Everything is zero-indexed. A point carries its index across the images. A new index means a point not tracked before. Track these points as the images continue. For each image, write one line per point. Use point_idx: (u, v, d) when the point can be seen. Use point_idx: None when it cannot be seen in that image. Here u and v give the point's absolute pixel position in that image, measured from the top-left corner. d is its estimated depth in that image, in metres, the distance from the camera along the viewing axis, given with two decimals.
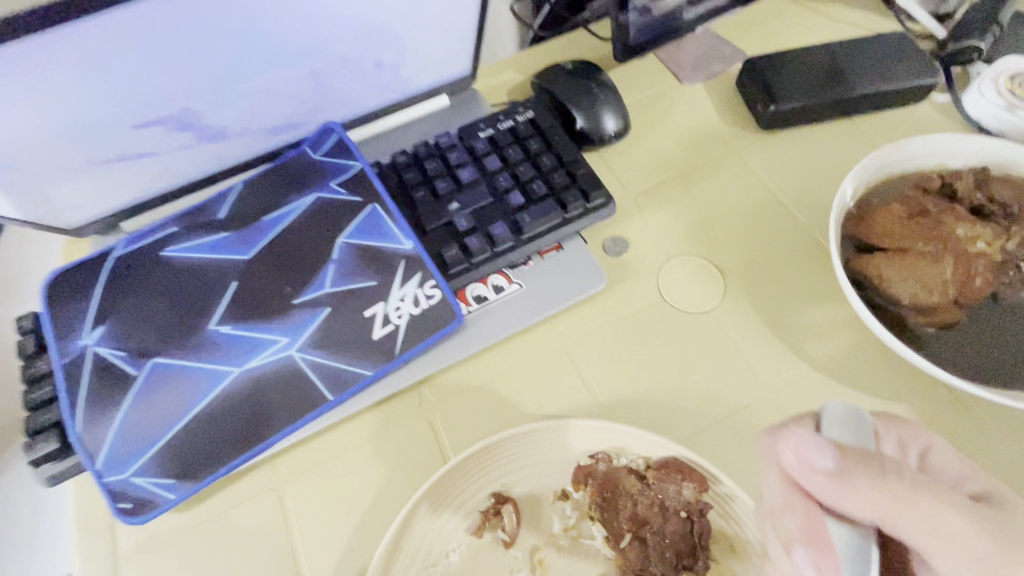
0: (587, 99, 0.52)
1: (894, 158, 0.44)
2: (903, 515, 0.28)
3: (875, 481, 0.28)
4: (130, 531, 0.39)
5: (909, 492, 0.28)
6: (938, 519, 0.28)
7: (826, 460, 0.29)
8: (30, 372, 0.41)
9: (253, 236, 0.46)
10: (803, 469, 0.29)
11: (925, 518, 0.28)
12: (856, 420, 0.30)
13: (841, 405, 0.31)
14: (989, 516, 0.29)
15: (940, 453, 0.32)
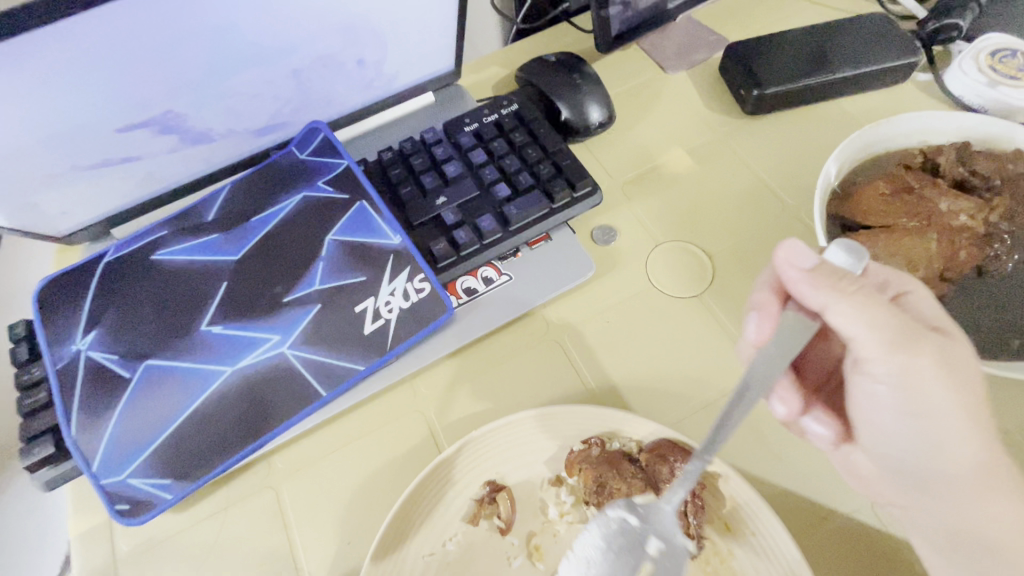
0: (571, 90, 0.52)
1: (876, 137, 0.44)
2: (861, 315, 0.31)
3: (843, 284, 0.31)
4: (129, 534, 0.39)
5: (874, 300, 0.31)
6: (882, 325, 0.31)
7: (808, 260, 0.32)
8: (23, 379, 0.41)
9: (242, 237, 0.46)
10: (785, 263, 0.33)
11: (876, 319, 0.31)
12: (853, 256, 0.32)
13: (852, 244, 0.33)
14: (928, 340, 0.31)
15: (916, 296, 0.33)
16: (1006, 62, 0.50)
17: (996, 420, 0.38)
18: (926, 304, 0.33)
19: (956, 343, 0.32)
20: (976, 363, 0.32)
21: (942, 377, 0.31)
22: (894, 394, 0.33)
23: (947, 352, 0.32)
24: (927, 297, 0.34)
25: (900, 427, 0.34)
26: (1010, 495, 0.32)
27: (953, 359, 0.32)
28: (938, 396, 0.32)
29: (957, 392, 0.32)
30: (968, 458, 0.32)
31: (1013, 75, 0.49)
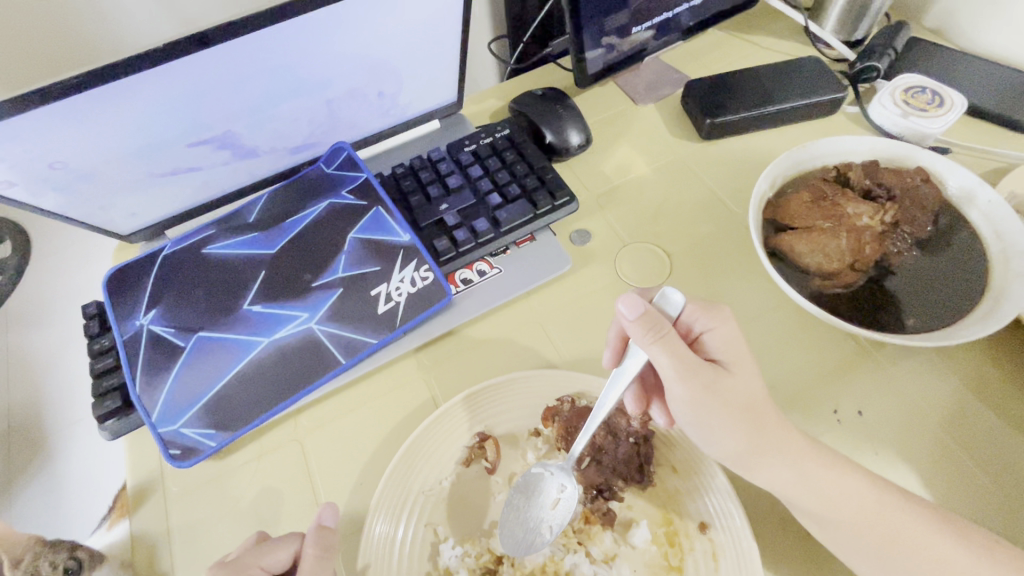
0: (555, 119, 0.62)
1: (804, 157, 0.54)
2: (663, 352, 0.38)
3: (650, 333, 0.38)
4: (179, 476, 0.47)
5: (670, 344, 0.38)
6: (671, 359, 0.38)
7: (633, 311, 0.38)
8: (96, 347, 0.50)
9: (277, 235, 0.55)
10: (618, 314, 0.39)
11: (674, 354, 0.38)
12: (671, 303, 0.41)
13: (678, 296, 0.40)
14: (707, 372, 0.38)
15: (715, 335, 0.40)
16: (916, 97, 0.59)
17: (898, 385, 0.47)
18: (713, 342, 0.40)
19: (734, 373, 0.39)
20: (748, 387, 0.39)
21: (714, 401, 0.38)
22: (681, 407, 0.40)
23: (716, 383, 0.38)
24: (723, 336, 0.40)
25: (687, 430, 0.41)
26: (779, 466, 0.38)
27: (719, 387, 0.38)
28: (710, 411, 0.38)
29: (725, 412, 0.38)
30: (726, 451, 0.39)
31: (922, 108, 0.59)
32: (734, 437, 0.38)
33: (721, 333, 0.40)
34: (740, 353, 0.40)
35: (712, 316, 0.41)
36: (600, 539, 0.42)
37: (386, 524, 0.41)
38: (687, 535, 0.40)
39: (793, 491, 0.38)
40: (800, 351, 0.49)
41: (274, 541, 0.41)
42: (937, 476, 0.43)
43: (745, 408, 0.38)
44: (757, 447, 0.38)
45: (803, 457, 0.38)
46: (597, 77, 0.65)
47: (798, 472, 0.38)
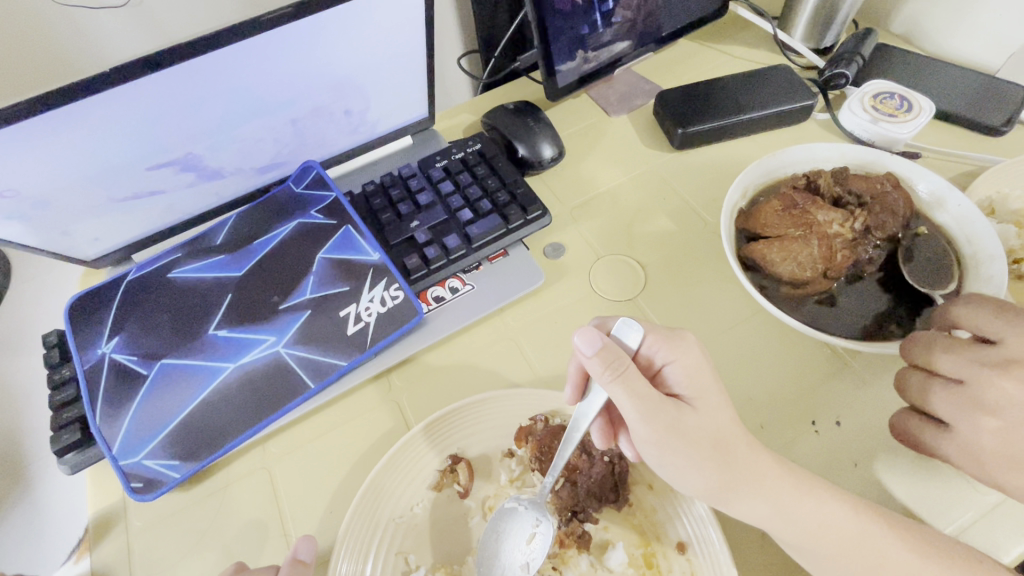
0: (526, 132, 0.62)
1: (774, 165, 0.54)
2: (624, 391, 0.37)
3: (609, 372, 0.37)
4: (142, 509, 0.45)
5: (631, 382, 0.37)
6: (631, 398, 0.37)
7: (590, 348, 0.37)
8: (57, 378, 0.49)
9: (244, 257, 0.54)
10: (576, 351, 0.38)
11: (634, 393, 0.37)
12: (628, 332, 0.40)
13: (635, 327, 0.40)
14: (669, 410, 0.37)
15: (675, 368, 0.39)
16: (885, 103, 0.59)
17: (874, 394, 0.46)
18: (676, 375, 0.39)
19: (697, 408, 0.38)
20: (713, 422, 0.38)
21: (680, 440, 0.37)
22: (645, 447, 0.38)
23: (679, 421, 0.37)
24: (685, 368, 0.39)
25: (654, 468, 0.39)
26: (754, 499, 0.37)
27: (683, 425, 0.37)
28: (676, 450, 0.37)
29: (691, 450, 0.37)
30: (697, 487, 0.38)
31: (891, 113, 0.59)
32: (701, 473, 0.37)
33: (684, 365, 0.39)
34: (704, 384, 0.39)
35: (673, 348, 0.40)
36: (576, 563, 0.40)
37: (354, 552, 0.39)
38: (664, 554, 0.39)
39: (769, 517, 0.37)
40: (779, 359, 0.48)
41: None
42: (917, 486, 0.42)
43: (713, 443, 0.37)
44: (729, 483, 0.37)
45: (777, 483, 0.37)
46: (573, 89, 0.65)
47: (772, 494, 0.37)
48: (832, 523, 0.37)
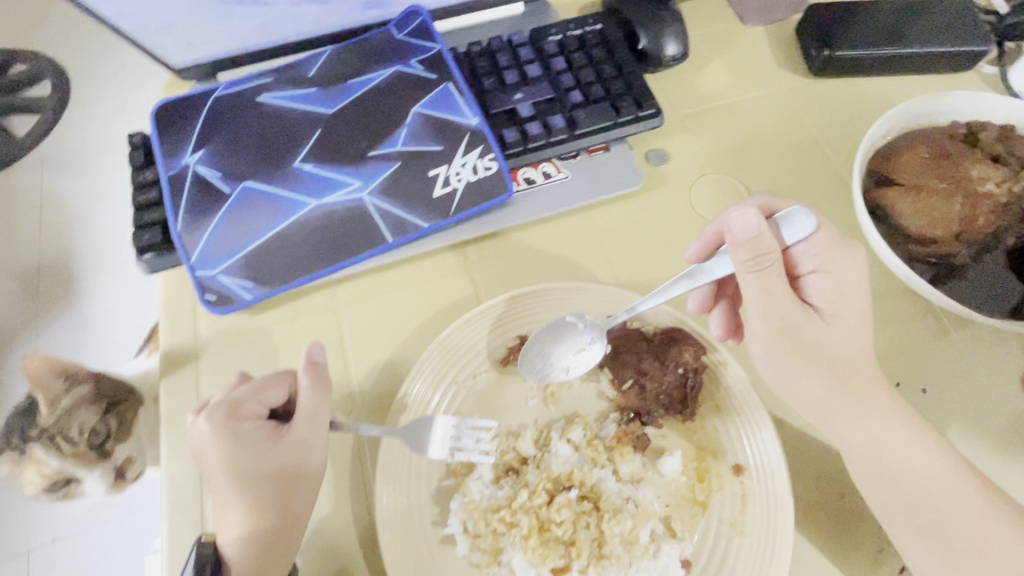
0: (653, 22, 0.55)
1: (927, 109, 0.48)
2: (759, 286, 0.36)
3: (752, 263, 0.36)
4: (211, 321, 0.46)
5: (768, 283, 0.36)
6: (770, 291, 0.36)
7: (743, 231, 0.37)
8: (139, 179, 0.48)
9: (338, 95, 0.51)
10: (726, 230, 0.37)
11: (771, 290, 0.36)
12: (797, 227, 0.39)
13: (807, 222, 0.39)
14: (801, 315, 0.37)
15: (823, 277, 0.39)
16: None
17: (969, 369, 0.43)
18: (821, 284, 0.39)
19: (829, 323, 0.37)
20: (838, 341, 0.37)
21: (795, 346, 0.37)
22: (754, 343, 0.39)
23: (803, 329, 0.37)
24: (834, 283, 0.38)
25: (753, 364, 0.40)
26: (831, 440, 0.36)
27: (806, 332, 0.37)
28: (787, 356, 0.37)
29: (803, 360, 0.37)
30: (798, 400, 0.38)
31: None
32: (812, 385, 0.37)
33: (832, 280, 0.38)
34: (845, 304, 0.38)
35: (831, 259, 0.39)
36: (631, 460, 0.40)
37: (416, 403, 0.41)
38: (719, 474, 0.39)
39: (851, 436, 0.37)
40: (875, 314, 0.45)
41: (258, 384, 0.39)
42: (990, 467, 0.40)
43: (830, 360, 0.37)
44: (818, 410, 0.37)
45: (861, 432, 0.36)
46: None
47: (857, 422, 0.36)
48: (902, 480, 0.36)
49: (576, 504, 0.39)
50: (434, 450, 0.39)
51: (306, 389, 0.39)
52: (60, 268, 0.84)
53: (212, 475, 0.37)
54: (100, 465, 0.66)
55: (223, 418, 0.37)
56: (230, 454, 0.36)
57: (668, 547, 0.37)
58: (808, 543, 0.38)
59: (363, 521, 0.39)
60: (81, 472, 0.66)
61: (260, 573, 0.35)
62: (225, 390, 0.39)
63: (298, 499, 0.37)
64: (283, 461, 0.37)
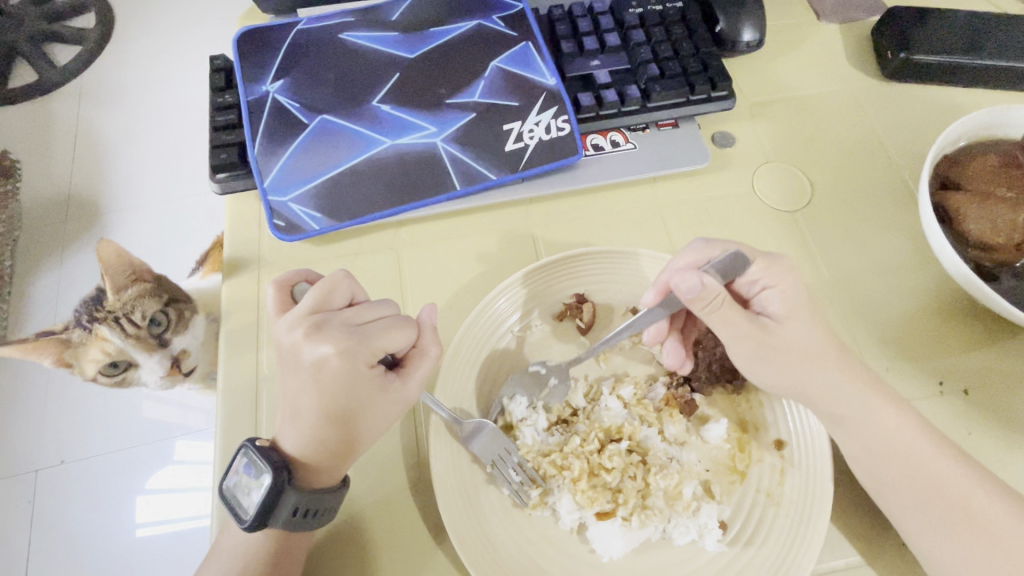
0: (733, 6, 0.56)
1: (1003, 120, 0.48)
2: (720, 320, 0.36)
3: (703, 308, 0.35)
4: (276, 248, 0.48)
5: (725, 314, 0.36)
6: (730, 323, 0.36)
7: (692, 287, 0.35)
8: (219, 101, 0.49)
9: (419, 42, 0.51)
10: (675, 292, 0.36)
11: (730, 320, 0.36)
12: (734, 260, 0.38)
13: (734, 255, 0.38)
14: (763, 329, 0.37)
15: (773, 291, 0.38)
16: None
17: (1016, 379, 0.44)
18: (772, 298, 0.38)
19: (786, 326, 0.37)
20: (802, 338, 0.37)
21: (772, 355, 0.37)
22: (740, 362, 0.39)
23: (768, 337, 0.37)
24: (784, 291, 0.38)
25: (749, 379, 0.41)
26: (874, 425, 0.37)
27: (772, 342, 0.37)
28: (770, 366, 0.37)
29: (783, 362, 0.37)
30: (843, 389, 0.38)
31: None
32: (804, 382, 0.37)
33: (783, 289, 0.38)
34: (799, 306, 0.38)
35: (773, 271, 0.38)
36: (677, 422, 0.42)
37: (473, 345, 0.41)
38: (762, 446, 0.40)
39: (854, 416, 0.37)
40: (924, 314, 0.46)
41: (376, 320, 0.36)
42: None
43: (800, 357, 0.37)
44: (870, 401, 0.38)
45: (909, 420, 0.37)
46: None
47: (886, 408, 0.38)
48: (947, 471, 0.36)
49: (626, 454, 0.41)
50: (480, 449, 0.39)
51: (431, 357, 0.37)
52: (100, 199, 0.87)
53: (309, 395, 0.34)
54: (158, 352, 0.74)
55: (348, 346, 0.34)
56: (343, 389, 0.34)
57: (708, 506, 0.38)
58: (840, 524, 0.39)
59: (410, 450, 0.41)
60: (141, 357, 0.74)
61: (321, 486, 0.35)
62: (349, 317, 0.35)
63: (374, 438, 0.37)
64: (383, 409, 0.35)
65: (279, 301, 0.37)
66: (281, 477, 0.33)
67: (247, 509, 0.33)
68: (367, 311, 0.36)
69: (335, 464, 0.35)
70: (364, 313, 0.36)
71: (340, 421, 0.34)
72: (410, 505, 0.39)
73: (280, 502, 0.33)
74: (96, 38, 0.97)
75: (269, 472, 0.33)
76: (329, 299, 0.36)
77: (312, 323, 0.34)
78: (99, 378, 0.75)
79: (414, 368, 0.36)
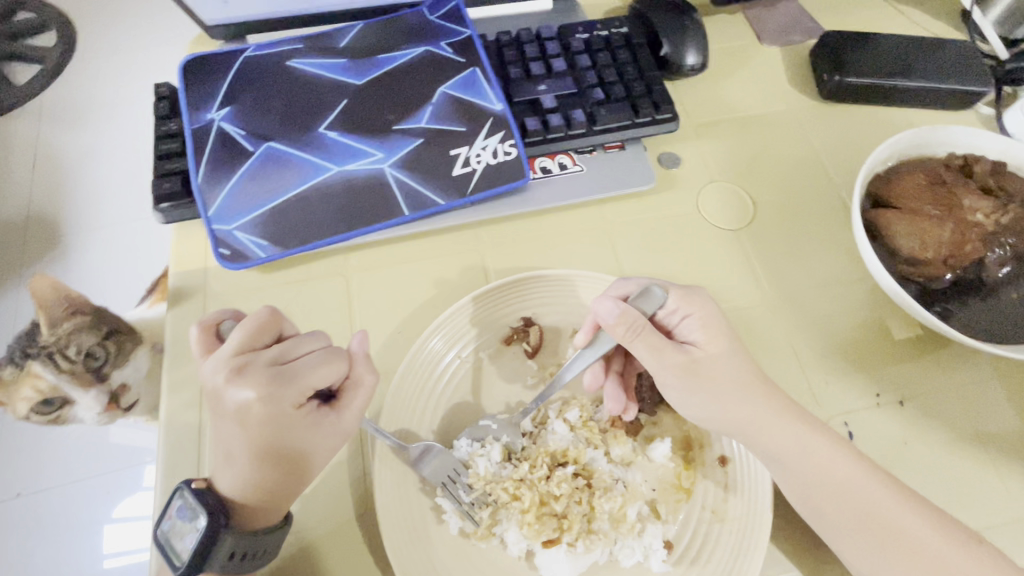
0: (677, 31, 0.57)
1: (928, 139, 0.50)
2: (643, 348, 0.39)
3: (627, 334, 0.38)
4: (223, 277, 0.47)
5: (649, 339, 0.39)
6: (655, 351, 0.39)
7: (612, 313, 0.39)
8: (163, 130, 0.49)
9: (367, 68, 0.52)
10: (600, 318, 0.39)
11: (654, 347, 0.39)
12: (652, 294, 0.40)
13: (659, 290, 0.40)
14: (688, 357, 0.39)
15: (693, 320, 0.40)
16: None
17: (948, 388, 0.46)
18: (691, 326, 0.40)
19: (711, 353, 0.39)
20: (728, 364, 0.40)
21: (701, 382, 0.39)
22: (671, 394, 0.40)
23: (695, 364, 0.39)
24: (702, 319, 0.40)
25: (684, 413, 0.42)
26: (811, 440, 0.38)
27: (700, 369, 0.39)
28: (702, 394, 0.39)
29: (712, 391, 0.39)
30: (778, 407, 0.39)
31: None
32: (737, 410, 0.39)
33: (701, 317, 0.40)
34: (718, 332, 0.40)
35: (689, 300, 0.41)
36: (623, 443, 0.42)
37: (419, 372, 0.41)
38: (705, 464, 0.41)
39: (787, 440, 0.38)
40: (862, 327, 0.48)
41: (303, 356, 0.35)
42: (958, 482, 0.42)
43: (726, 381, 0.39)
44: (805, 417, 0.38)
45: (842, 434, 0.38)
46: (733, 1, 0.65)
47: (820, 422, 0.39)
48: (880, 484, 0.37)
49: (572, 479, 0.41)
50: (430, 471, 0.39)
51: (366, 387, 0.37)
52: None
53: (239, 439, 0.34)
54: (96, 387, 0.66)
55: (272, 387, 0.33)
56: (273, 430, 0.34)
57: (652, 527, 0.38)
58: (783, 538, 0.40)
59: (357, 480, 0.40)
60: (77, 393, 0.66)
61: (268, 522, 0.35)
62: (271, 356, 0.34)
63: (316, 470, 0.37)
64: (321, 442, 0.36)
65: (204, 343, 0.37)
66: (217, 520, 0.33)
67: (181, 555, 0.33)
68: (293, 348, 0.35)
69: (277, 501, 0.35)
70: (289, 350, 0.35)
71: (274, 462, 0.34)
72: (356, 536, 0.39)
73: (217, 546, 0.33)
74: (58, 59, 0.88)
75: (204, 518, 0.33)
76: (253, 338, 0.35)
77: (234, 366, 0.34)
78: (31, 417, 0.67)
79: (348, 399, 0.36)
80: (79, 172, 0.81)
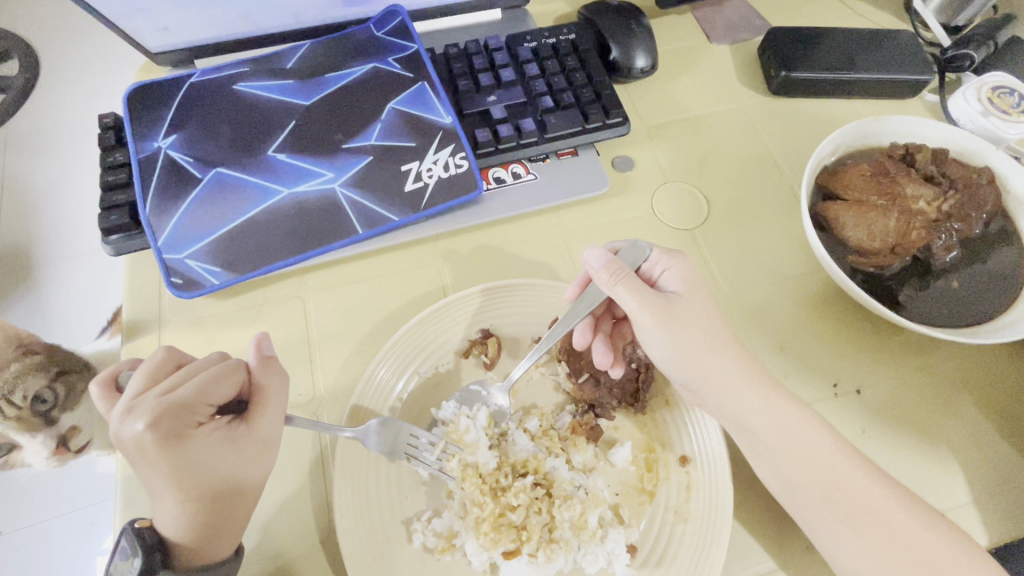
0: (624, 35, 0.58)
1: (872, 130, 0.51)
2: (626, 292, 0.40)
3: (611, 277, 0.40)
4: (177, 306, 0.47)
5: (632, 284, 0.40)
6: (637, 295, 0.40)
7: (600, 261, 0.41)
8: (108, 160, 0.48)
9: (315, 87, 0.52)
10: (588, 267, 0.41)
11: (638, 292, 0.40)
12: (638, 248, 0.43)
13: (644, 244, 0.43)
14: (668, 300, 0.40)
15: (674, 271, 0.42)
16: (1002, 98, 0.55)
17: (902, 374, 0.46)
18: (671, 279, 0.42)
19: (689, 302, 0.41)
20: (704, 312, 0.40)
21: (680, 325, 0.39)
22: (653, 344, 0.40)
23: (673, 309, 0.40)
24: (682, 272, 0.42)
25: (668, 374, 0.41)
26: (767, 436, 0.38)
27: (680, 313, 0.40)
28: (683, 335, 0.39)
29: (693, 330, 0.39)
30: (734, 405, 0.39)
31: (1005, 109, 0.54)
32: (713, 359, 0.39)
33: (680, 270, 0.42)
34: (696, 287, 0.42)
35: (669, 256, 0.43)
36: (584, 450, 0.42)
37: (377, 391, 0.42)
38: (667, 465, 0.41)
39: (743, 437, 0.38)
40: (817, 319, 0.49)
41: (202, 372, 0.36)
42: (914, 467, 0.43)
43: (699, 328, 0.40)
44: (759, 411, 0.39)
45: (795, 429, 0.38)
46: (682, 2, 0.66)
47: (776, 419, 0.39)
48: (834, 476, 0.37)
49: (532, 489, 0.42)
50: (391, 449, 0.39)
51: (274, 388, 0.38)
52: None
53: (155, 477, 0.34)
54: (44, 431, 0.66)
55: (170, 413, 0.33)
56: (184, 458, 0.34)
57: (615, 532, 0.39)
58: (746, 534, 0.41)
59: (319, 504, 0.40)
60: (24, 437, 0.66)
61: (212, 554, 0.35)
62: (165, 386, 0.35)
63: (248, 490, 0.37)
64: (244, 455, 0.36)
65: (107, 397, 0.36)
66: (153, 557, 0.33)
67: None
68: (185, 373, 0.35)
69: (215, 530, 0.35)
70: (183, 374, 0.35)
71: (200, 487, 0.34)
72: (318, 562, 0.38)
73: None
74: (20, 87, 0.87)
75: (139, 556, 0.33)
76: (148, 376, 0.36)
77: (129, 405, 0.34)
78: None
79: (258, 404, 0.37)
80: (38, 201, 0.80)
